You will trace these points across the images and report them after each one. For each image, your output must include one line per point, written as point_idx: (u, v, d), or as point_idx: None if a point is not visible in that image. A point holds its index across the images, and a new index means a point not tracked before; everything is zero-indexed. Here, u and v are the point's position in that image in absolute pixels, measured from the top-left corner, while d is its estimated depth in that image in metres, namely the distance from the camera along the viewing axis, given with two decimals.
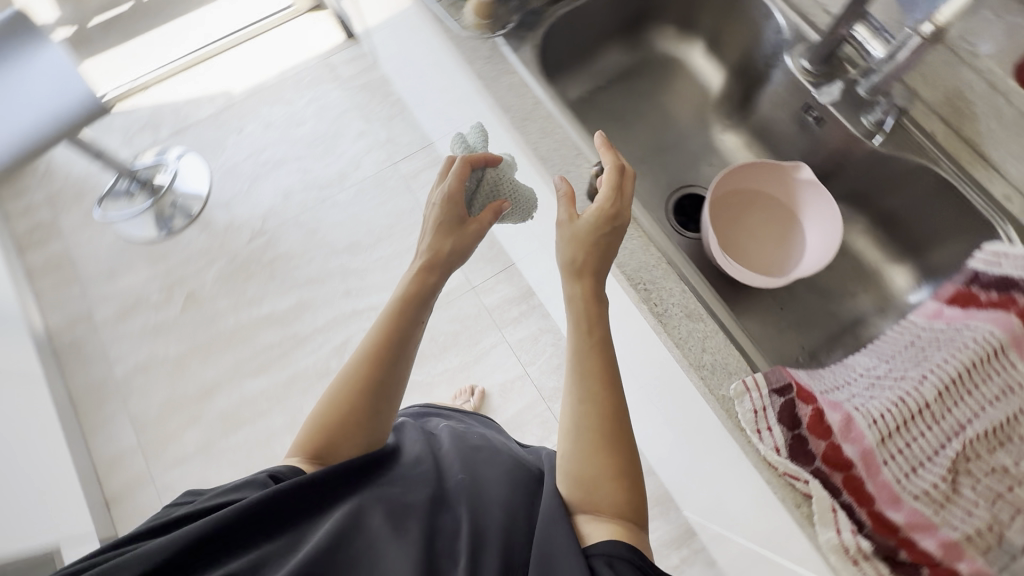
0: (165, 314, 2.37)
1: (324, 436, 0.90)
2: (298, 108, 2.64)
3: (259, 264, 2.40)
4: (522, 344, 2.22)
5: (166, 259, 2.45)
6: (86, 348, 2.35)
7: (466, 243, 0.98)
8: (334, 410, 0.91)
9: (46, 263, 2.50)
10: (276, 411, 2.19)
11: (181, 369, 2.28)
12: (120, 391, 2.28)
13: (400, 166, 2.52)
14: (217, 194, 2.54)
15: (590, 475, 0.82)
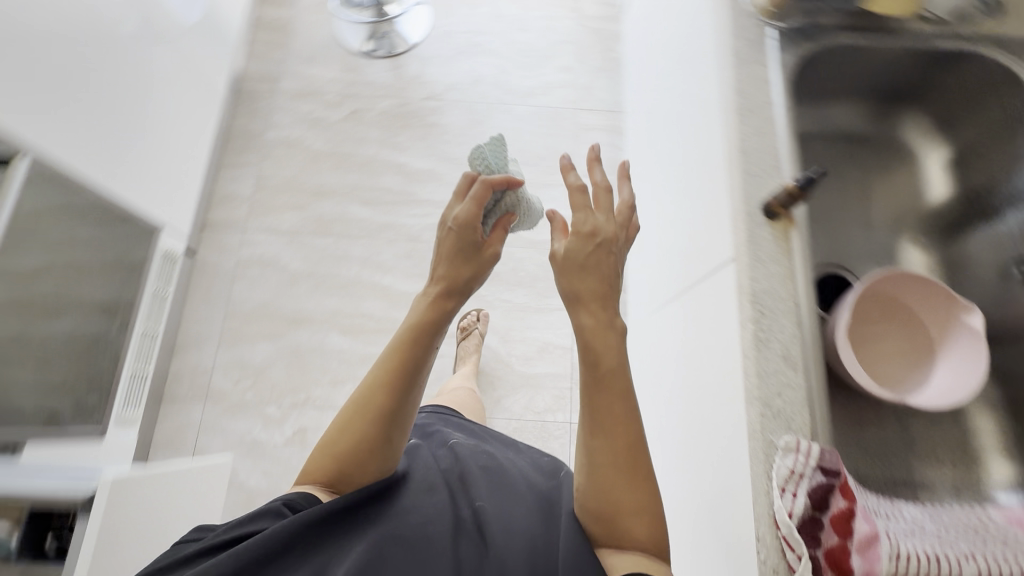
0: (331, 114, 2.65)
1: (354, 439, 1.07)
2: (529, 17, 2.83)
3: (416, 120, 2.62)
4: None
5: (357, 72, 2.72)
6: (259, 105, 2.67)
7: (482, 269, 1.03)
8: (361, 419, 1.06)
9: (270, 21, 2.85)
10: (345, 263, 2.40)
11: (316, 197, 2.50)
12: (262, 148, 2.60)
13: (579, 113, 2.64)
14: (421, 49, 2.76)
15: (608, 511, 0.97)
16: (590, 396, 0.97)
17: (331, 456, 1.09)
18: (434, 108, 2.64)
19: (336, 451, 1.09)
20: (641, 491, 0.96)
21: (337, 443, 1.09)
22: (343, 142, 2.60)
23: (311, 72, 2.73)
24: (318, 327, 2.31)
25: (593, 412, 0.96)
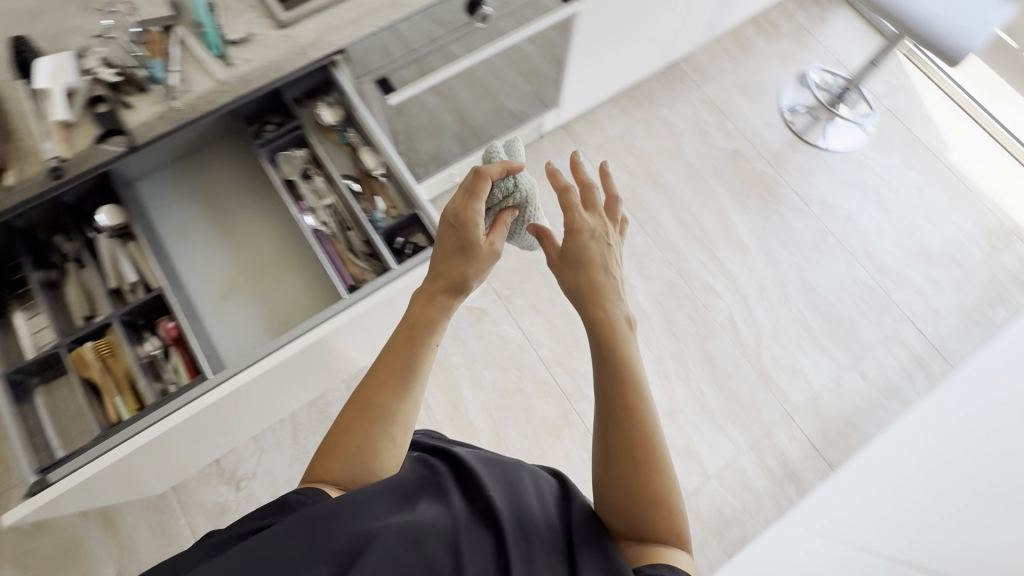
0: (646, 182, 1.89)
1: (369, 447, 0.65)
2: (944, 222, 1.86)
3: (702, 201, 1.88)
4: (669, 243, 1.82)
5: (699, 154, 1.94)
6: (600, 122, 1.95)
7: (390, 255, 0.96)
8: (366, 419, 0.66)
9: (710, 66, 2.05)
10: (506, 392, 1.65)
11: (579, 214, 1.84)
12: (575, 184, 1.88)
13: (926, 305, 1.76)
14: (851, 173, 1.94)
15: (624, 496, 0.65)
16: (396, 376, 0.68)
17: (341, 467, 0.65)
18: (761, 163, 1.94)
19: (341, 458, 0.65)
20: (647, 446, 0.66)
21: (342, 452, 0.65)
22: (651, 128, 1.97)
23: (732, 132, 1.97)
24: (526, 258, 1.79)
25: (409, 387, 0.68)
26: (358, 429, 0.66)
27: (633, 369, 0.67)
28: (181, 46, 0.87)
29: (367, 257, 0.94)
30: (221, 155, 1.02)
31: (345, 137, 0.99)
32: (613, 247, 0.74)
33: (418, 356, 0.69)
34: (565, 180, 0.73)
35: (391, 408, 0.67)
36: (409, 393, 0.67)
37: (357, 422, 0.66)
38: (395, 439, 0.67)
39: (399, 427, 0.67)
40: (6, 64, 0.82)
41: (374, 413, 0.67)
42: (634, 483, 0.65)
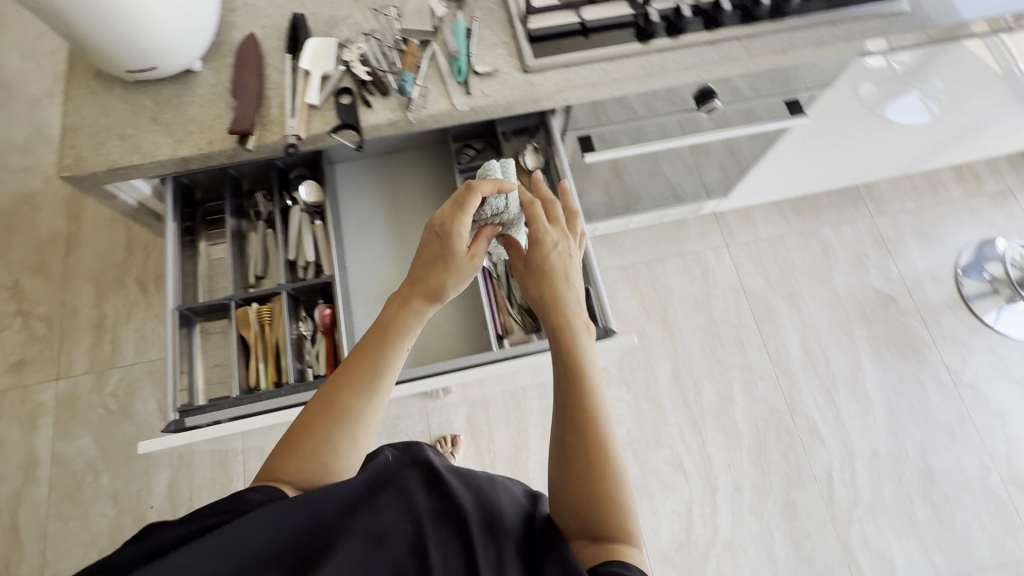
0: (781, 297, 1.78)
1: (334, 447, 0.61)
2: None
3: (836, 338, 1.74)
4: (786, 369, 1.69)
5: (849, 287, 1.80)
6: (754, 220, 1.86)
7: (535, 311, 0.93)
8: (328, 416, 0.62)
9: (890, 200, 1.91)
10: None
11: (702, 306, 1.76)
12: (707, 274, 1.80)
13: None
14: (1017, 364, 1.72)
15: (578, 494, 0.59)
16: (364, 375, 0.64)
17: (300, 472, 0.60)
18: (914, 319, 1.77)
19: (301, 462, 0.60)
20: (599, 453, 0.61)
21: (301, 457, 0.60)
22: (805, 243, 1.85)
23: (892, 276, 1.82)
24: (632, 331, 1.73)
25: (377, 391, 0.64)
26: (314, 432, 0.61)
27: (585, 375, 0.63)
28: (432, 64, 0.89)
29: (523, 312, 0.94)
30: (420, 166, 1.05)
31: (539, 184, 0.99)
32: (573, 265, 0.71)
33: (388, 356, 0.65)
34: (530, 193, 0.72)
35: (352, 407, 0.62)
36: (375, 394, 0.62)
37: (319, 424, 0.61)
38: (357, 438, 0.62)
39: (360, 429, 0.62)
40: (282, 39, 0.90)
41: (341, 414, 0.62)
42: (584, 478, 0.60)
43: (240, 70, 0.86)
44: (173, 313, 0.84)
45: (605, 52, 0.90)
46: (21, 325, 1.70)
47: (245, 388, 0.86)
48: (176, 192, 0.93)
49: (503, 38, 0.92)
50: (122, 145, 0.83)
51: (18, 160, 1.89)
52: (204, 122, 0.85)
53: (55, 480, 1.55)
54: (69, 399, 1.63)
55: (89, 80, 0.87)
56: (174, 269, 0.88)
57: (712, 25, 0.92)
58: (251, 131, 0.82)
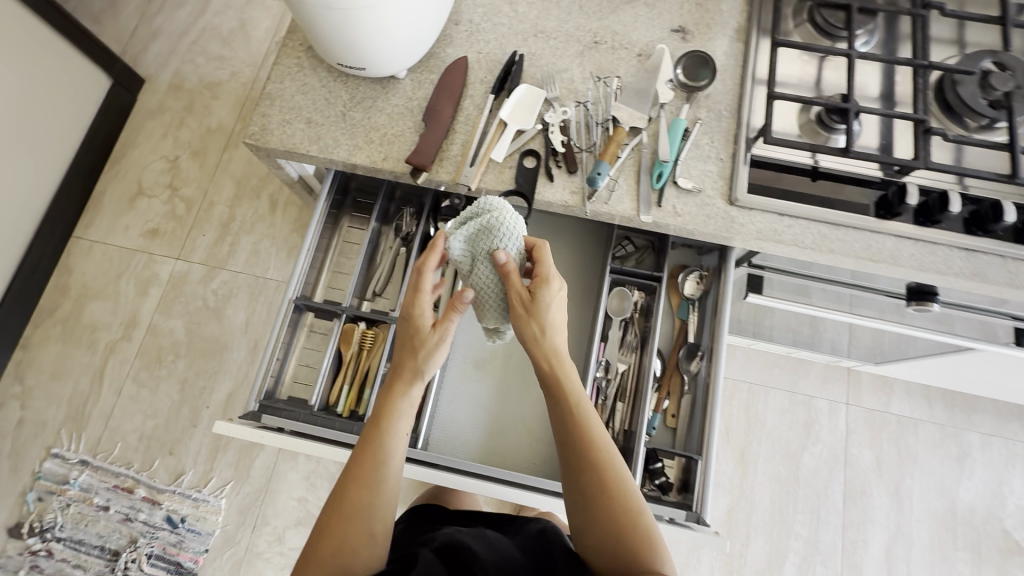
0: (884, 485, 1.55)
1: (349, 548, 0.58)
2: None
3: (929, 558, 1.49)
4: (854, 565, 1.49)
5: (971, 511, 1.53)
6: (892, 389, 1.61)
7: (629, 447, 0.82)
8: (338, 515, 0.59)
9: None
10: None
11: (790, 456, 1.57)
12: (811, 424, 1.60)
13: None
14: None
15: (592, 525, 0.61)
16: (372, 465, 0.61)
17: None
18: None
19: (319, 566, 0.57)
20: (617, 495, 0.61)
21: (316, 567, 0.57)
22: (942, 440, 1.58)
23: None
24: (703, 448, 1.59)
25: (385, 476, 0.62)
26: (325, 537, 0.58)
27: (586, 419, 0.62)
28: (632, 156, 0.80)
29: (615, 447, 0.84)
30: (571, 238, 0.95)
31: (686, 313, 0.89)
32: (542, 293, 0.65)
33: (389, 442, 0.63)
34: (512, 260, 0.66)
35: (362, 499, 0.60)
36: (379, 479, 0.61)
37: (332, 528, 0.58)
38: (372, 531, 0.59)
39: (379, 519, 0.60)
40: (492, 74, 0.84)
41: (350, 512, 0.59)
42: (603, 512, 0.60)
43: (439, 94, 0.82)
44: (290, 305, 0.85)
45: (833, 215, 0.76)
46: (166, 199, 1.86)
47: (323, 401, 0.86)
48: (334, 184, 0.92)
49: (720, 152, 0.80)
50: (306, 131, 0.82)
51: (216, 49, 2.03)
52: (387, 135, 0.82)
53: (144, 347, 1.71)
54: (179, 281, 1.77)
55: (300, 52, 0.86)
56: (306, 260, 0.88)
57: (976, 229, 0.75)
58: (428, 167, 0.78)
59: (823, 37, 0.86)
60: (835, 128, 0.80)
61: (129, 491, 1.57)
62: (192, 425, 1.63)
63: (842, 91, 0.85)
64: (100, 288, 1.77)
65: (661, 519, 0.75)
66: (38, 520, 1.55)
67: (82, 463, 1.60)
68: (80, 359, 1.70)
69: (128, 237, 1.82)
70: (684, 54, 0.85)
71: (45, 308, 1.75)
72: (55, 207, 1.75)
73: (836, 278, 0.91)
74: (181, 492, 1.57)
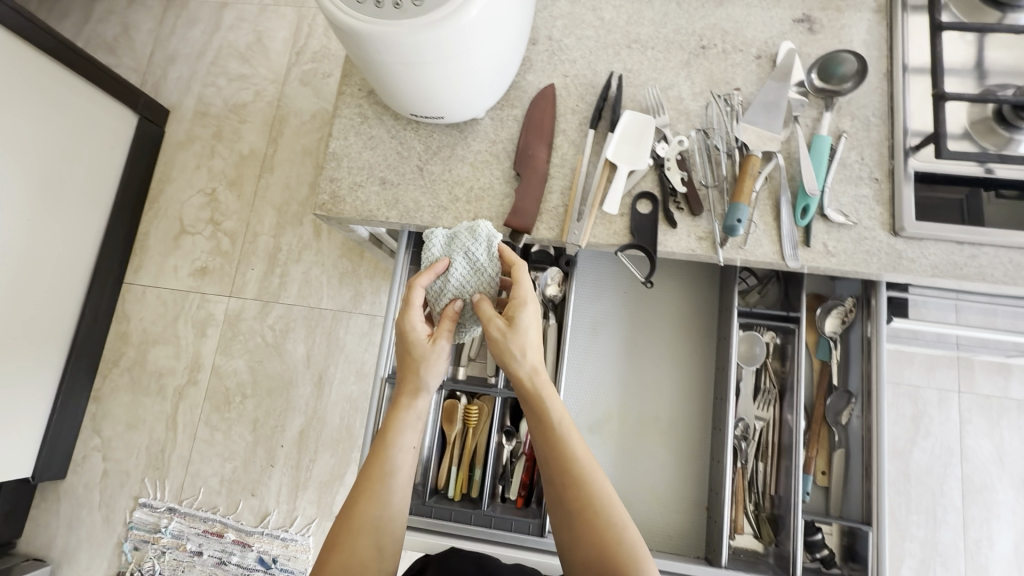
0: (1006, 478, 1.42)
1: (357, 564, 0.52)
2: None
3: None
4: (978, 565, 1.39)
5: None
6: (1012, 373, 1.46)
7: (780, 513, 0.73)
8: (345, 528, 0.54)
9: None
10: None
11: (898, 453, 1.45)
12: (918, 417, 1.47)
13: None
14: None
15: (577, 540, 0.51)
16: (377, 476, 0.56)
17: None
18: None
19: None
20: (598, 505, 0.52)
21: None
22: None
23: None
24: None
25: (393, 489, 0.56)
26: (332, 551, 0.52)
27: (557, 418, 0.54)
28: (767, 186, 0.67)
29: (764, 515, 0.74)
30: (679, 275, 0.84)
31: (827, 352, 0.78)
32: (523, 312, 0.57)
33: (391, 457, 0.57)
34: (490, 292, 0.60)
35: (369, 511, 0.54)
36: (387, 491, 0.55)
37: (337, 543, 0.53)
38: (380, 546, 0.54)
39: (388, 534, 0.55)
40: (586, 103, 0.72)
41: (357, 525, 0.54)
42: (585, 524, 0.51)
43: (530, 136, 0.70)
44: (383, 385, 0.80)
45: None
46: (210, 235, 1.81)
47: (433, 486, 0.78)
48: (411, 241, 0.83)
49: (874, 171, 0.67)
50: (381, 193, 0.73)
51: (237, 68, 1.92)
52: (474, 189, 0.71)
53: (211, 390, 1.69)
54: (235, 319, 1.73)
55: (361, 99, 0.76)
56: (393, 333, 0.82)
57: None
58: (530, 228, 0.67)
59: (990, 8, 0.71)
60: (1021, 128, 0.65)
61: (219, 535, 1.59)
62: (269, 465, 1.62)
63: (1017, 76, 0.69)
64: (158, 333, 1.75)
65: None
66: (137, 568, 1.59)
67: (170, 510, 1.62)
68: (152, 408, 1.70)
69: (178, 278, 1.79)
70: (815, 50, 0.71)
71: (109, 358, 1.75)
72: (104, 257, 1.72)
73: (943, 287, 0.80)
74: (269, 533, 1.58)
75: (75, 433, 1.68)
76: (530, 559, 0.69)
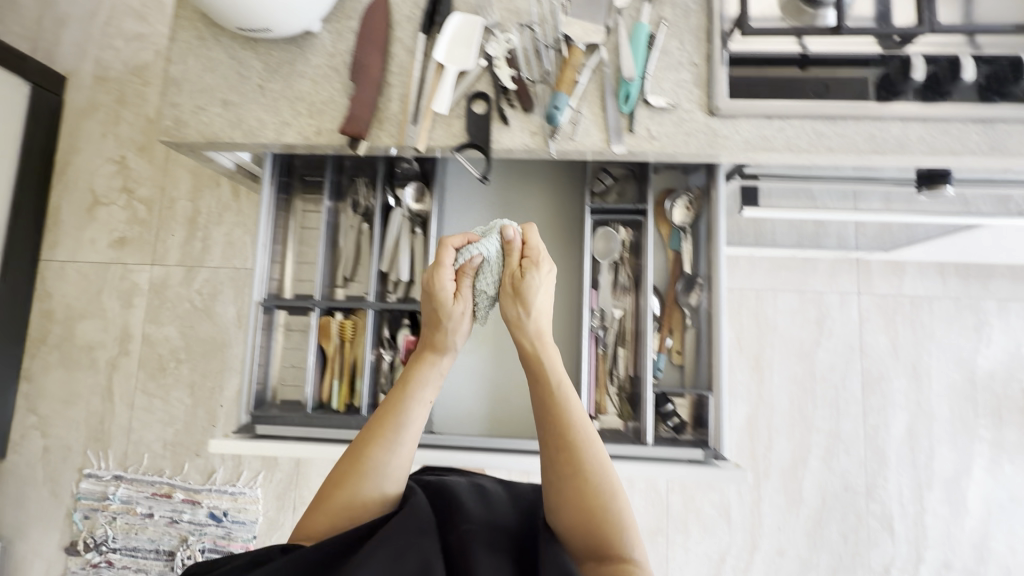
0: (900, 366, 1.54)
1: (363, 501, 0.61)
2: None
3: (951, 430, 1.51)
4: (877, 448, 1.51)
5: (990, 379, 1.52)
6: (905, 270, 1.56)
7: (637, 391, 0.78)
8: (355, 469, 0.62)
9: None
10: (639, 493, 1.51)
11: (804, 354, 1.55)
12: (823, 319, 1.57)
13: None
14: None
15: (573, 515, 0.59)
16: (388, 427, 0.63)
17: (335, 522, 0.60)
18: None
19: (334, 512, 0.60)
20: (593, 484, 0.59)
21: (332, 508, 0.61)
22: (961, 315, 1.55)
23: None
24: None
25: (402, 441, 0.63)
26: (341, 483, 0.62)
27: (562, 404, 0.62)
28: (594, 78, 0.70)
29: (623, 396, 0.80)
30: (542, 181, 0.87)
31: (678, 243, 0.82)
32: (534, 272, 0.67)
33: (403, 411, 0.64)
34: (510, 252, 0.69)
35: (374, 456, 0.63)
36: (396, 442, 0.63)
37: (346, 480, 0.62)
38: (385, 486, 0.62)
39: (389, 478, 0.63)
40: (420, 11, 0.73)
41: (366, 467, 0.62)
42: (576, 496, 0.59)
43: (363, 45, 0.71)
44: (258, 308, 0.80)
45: (828, 105, 0.67)
46: (125, 203, 1.76)
47: (318, 400, 0.82)
48: (276, 166, 0.83)
49: (693, 56, 0.70)
50: (225, 115, 0.73)
51: (133, 26, 1.83)
52: (315, 103, 0.72)
53: (144, 358, 1.69)
54: (161, 286, 1.72)
55: (198, 21, 0.75)
56: (265, 258, 0.82)
57: (996, 95, 0.66)
58: (366, 134, 0.68)
59: None
60: (822, 3, 0.68)
61: (168, 496, 1.61)
62: (211, 425, 1.65)
63: None
64: (83, 307, 1.72)
65: (681, 462, 0.73)
66: (90, 536, 1.61)
67: (115, 478, 1.63)
68: (85, 381, 1.69)
69: (97, 251, 1.75)
70: None
71: (35, 337, 1.72)
72: (13, 234, 1.66)
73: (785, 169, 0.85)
74: (217, 489, 1.61)
75: (8, 414, 1.67)
76: None
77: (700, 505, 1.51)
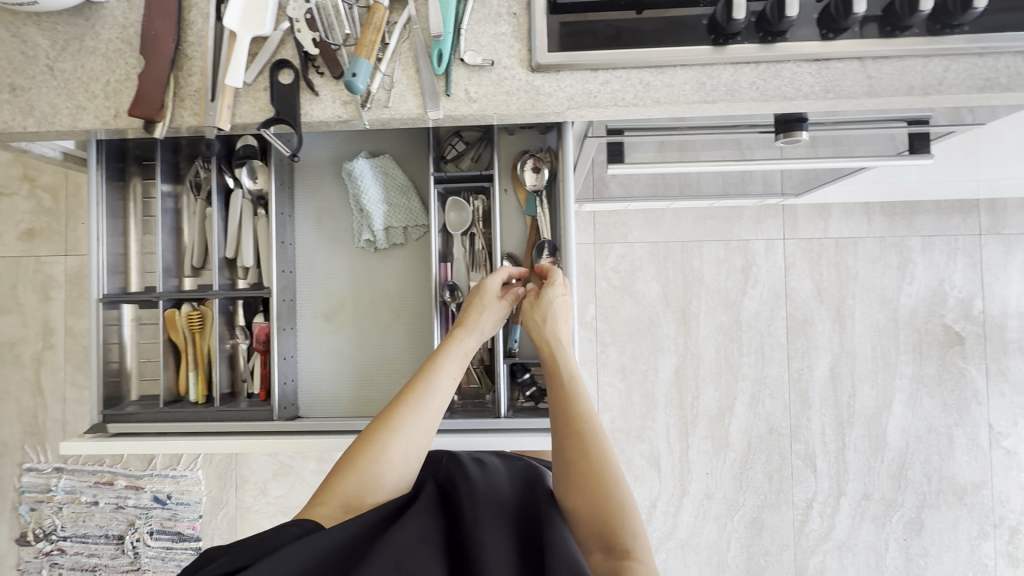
0: (825, 308, 1.54)
1: (375, 474, 0.57)
2: None
3: (872, 367, 1.53)
4: (803, 390, 1.54)
5: (912, 315, 1.53)
6: (831, 212, 1.54)
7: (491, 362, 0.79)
8: (380, 431, 0.60)
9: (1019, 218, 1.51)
10: None
11: (731, 304, 1.55)
12: (748, 267, 1.55)
13: None
14: None
15: (583, 508, 0.55)
16: (419, 391, 0.63)
17: (347, 490, 0.56)
18: (975, 366, 1.52)
19: (345, 479, 0.56)
20: (596, 468, 0.57)
21: (332, 495, 0.56)
22: (885, 255, 1.54)
23: (968, 313, 1.53)
24: (646, 317, 1.55)
25: (429, 410, 0.62)
26: (366, 450, 0.59)
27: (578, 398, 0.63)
28: (406, 36, 0.64)
29: (482, 367, 0.81)
30: (390, 153, 0.83)
31: (535, 208, 0.78)
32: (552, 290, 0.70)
33: (436, 376, 0.65)
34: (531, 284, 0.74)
35: (408, 425, 0.61)
36: (428, 410, 0.62)
37: (368, 443, 0.59)
38: (406, 462, 0.59)
39: (410, 453, 0.60)
40: None
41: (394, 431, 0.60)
42: (585, 486, 0.56)
43: (151, 13, 0.64)
44: (96, 305, 0.76)
45: (652, 51, 0.60)
46: (28, 193, 1.67)
47: (173, 394, 0.81)
48: (103, 152, 0.78)
49: (513, 6, 0.64)
50: (13, 101, 0.67)
51: None
52: (111, 83, 0.66)
53: (70, 351, 1.66)
54: (77, 277, 1.66)
55: None
56: (100, 252, 0.78)
57: (830, 32, 0.60)
58: (160, 115, 0.63)
59: None
60: None
61: (110, 483, 1.61)
62: None
63: None
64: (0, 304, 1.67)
65: (534, 429, 0.72)
66: (39, 526, 1.63)
67: (56, 470, 1.63)
68: (13, 379, 1.66)
69: (5, 244, 1.67)
70: None
71: None
72: None
73: (654, 124, 0.75)
74: (159, 473, 1.62)
75: None
76: (255, 441, 0.73)
77: (632, 456, 1.54)
